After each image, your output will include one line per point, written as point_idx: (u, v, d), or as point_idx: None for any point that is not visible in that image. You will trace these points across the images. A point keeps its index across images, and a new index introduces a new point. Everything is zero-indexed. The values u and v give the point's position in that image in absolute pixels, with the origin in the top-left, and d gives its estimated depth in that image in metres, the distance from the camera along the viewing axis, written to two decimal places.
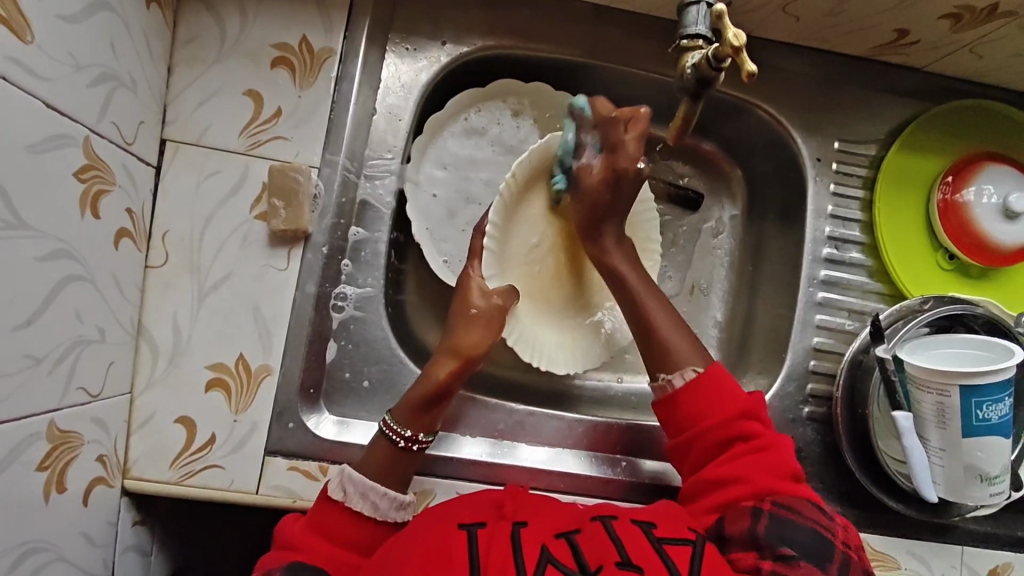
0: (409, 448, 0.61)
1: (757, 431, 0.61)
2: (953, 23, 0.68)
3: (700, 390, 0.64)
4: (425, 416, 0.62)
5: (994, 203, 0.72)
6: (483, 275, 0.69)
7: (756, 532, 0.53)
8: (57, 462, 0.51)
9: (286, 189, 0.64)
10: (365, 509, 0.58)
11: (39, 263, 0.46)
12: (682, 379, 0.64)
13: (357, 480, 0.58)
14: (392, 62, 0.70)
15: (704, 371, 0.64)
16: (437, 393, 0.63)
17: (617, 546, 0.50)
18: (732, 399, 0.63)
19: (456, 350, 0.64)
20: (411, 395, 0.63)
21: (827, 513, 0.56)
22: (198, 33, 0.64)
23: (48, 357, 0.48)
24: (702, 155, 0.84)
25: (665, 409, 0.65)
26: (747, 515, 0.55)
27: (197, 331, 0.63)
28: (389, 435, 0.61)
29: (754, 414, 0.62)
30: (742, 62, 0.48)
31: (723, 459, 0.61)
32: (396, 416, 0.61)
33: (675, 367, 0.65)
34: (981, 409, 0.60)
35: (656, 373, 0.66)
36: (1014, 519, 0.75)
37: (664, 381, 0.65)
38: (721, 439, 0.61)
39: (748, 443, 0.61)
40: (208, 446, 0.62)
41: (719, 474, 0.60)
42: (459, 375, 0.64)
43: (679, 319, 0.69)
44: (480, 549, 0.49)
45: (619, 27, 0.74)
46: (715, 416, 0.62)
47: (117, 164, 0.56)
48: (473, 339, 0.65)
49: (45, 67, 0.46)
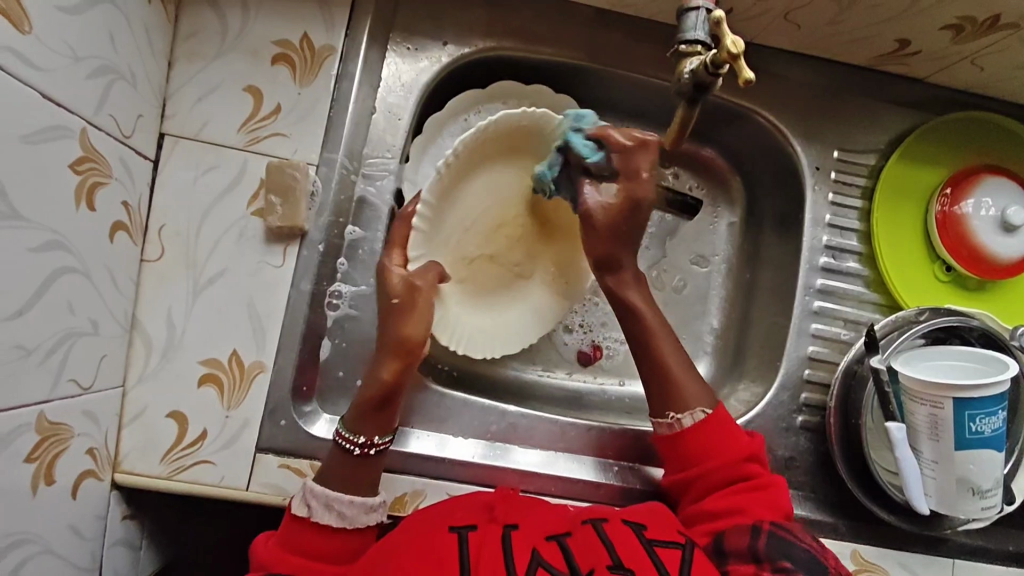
0: (364, 454, 0.59)
1: (757, 472, 0.62)
2: (954, 34, 0.68)
3: (707, 433, 0.63)
4: (374, 421, 0.60)
5: (992, 216, 0.72)
6: (410, 257, 0.65)
7: (756, 548, 0.53)
8: (46, 454, 0.50)
9: (284, 186, 0.64)
10: (332, 521, 0.57)
11: (33, 253, 0.46)
12: (692, 419, 0.63)
13: (319, 493, 0.57)
14: (393, 61, 0.70)
15: (712, 414, 0.63)
16: (382, 398, 0.60)
17: (608, 548, 0.51)
18: (736, 443, 0.63)
19: (397, 346, 0.60)
20: (357, 400, 0.60)
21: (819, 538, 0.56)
22: (199, 28, 0.64)
23: (39, 348, 0.48)
24: (701, 162, 0.83)
25: (669, 447, 0.65)
26: (745, 530, 0.55)
27: (191, 326, 0.63)
28: (343, 444, 0.59)
29: (756, 456, 0.63)
30: (740, 69, 0.48)
31: (725, 492, 0.61)
32: (345, 423, 0.60)
33: (684, 408, 0.64)
34: (975, 422, 0.60)
35: (664, 412, 0.64)
36: (1007, 533, 0.75)
37: (673, 420, 0.64)
38: (724, 477, 0.61)
39: (747, 482, 0.61)
40: (199, 442, 0.62)
41: (718, 505, 0.60)
42: (406, 372, 0.60)
43: (690, 363, 0.67)
44: (471, 554, 0.49)
45: (621, 32, 0.74)
46: (717, 459, 0.62)
47: (114, 156, 0.56)
48: (414, 328, 0.61)
49: (42, 59, 0.46)
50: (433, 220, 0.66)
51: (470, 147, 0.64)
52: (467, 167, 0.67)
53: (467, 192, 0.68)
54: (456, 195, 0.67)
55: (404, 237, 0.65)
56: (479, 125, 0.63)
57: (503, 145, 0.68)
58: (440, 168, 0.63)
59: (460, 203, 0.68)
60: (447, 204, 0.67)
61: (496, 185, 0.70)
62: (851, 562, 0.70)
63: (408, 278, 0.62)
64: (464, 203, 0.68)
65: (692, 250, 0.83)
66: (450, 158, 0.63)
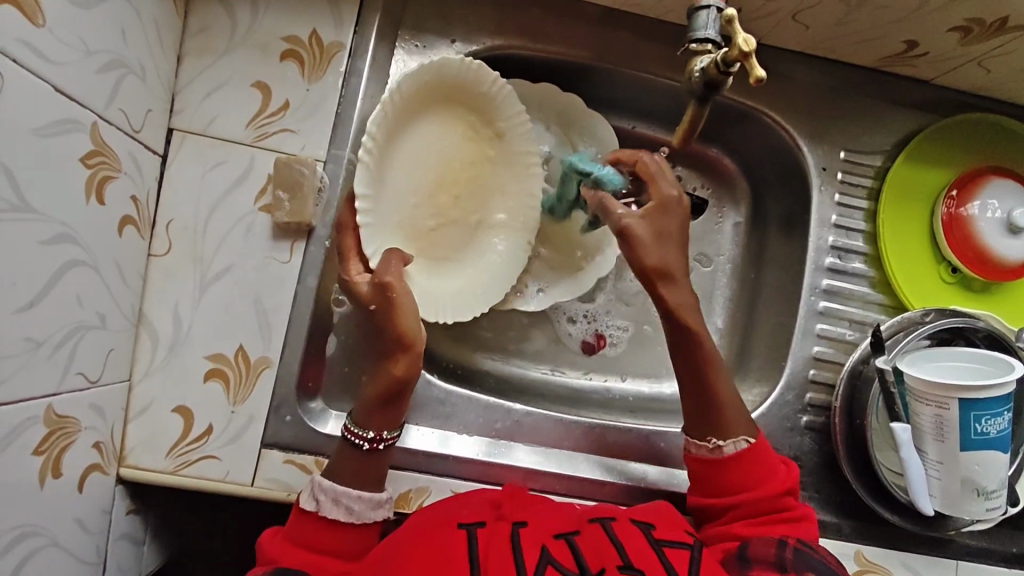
0: (375, 448, 0.59)
1: (792, 505, 0.61)
2: (963, 36, 0.68)
3: (748, 463, 0.62)
4: (383, 412, 0.59)
5: (998, 218, 0.72)
6: (369, 254, 0.64)
7: (784, 559, 0.54)
8: (53, 447, 0.51)
9: (291, 181, 0.64)
10: (340, 515, 0.57)
11: (43, 246, 0.47)
12: (734, 446, 0.62)
13: (330, 487, 0.57)
14: (402, 57, 0.71)
15: (755, 445, 0.62)
16: (389, 393, 0.58)
17: (619, 550, 0.50)
18: (776, 474, 0.62)
19: (396, 342, 0.58)
20: (366, 394, 0.59)
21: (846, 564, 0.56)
22: (209, 23, 0.64)
23: (48, 341, 0.48)
24: (707, 162, 0.83)
25: (707, 474, 0.64)
26: (772, 543, 0.55)
27: (198, 321, 0.63)
28: (351, 439, 0.59)
29: (793, 491, 0.62)
30: (751, 67, 0.48)
31: (755, 521, 0.60)
32: (355, 418, 0.59)
33: (728, 436, 0.63)
34: (980, 422, 0.60)
35: (707, 438, 0.63)
36: (1010, 534, 0.75)
37: (715, 446, 0.63)
38: (758, 507, 0.60)
39: (781, 513, 0.60)
40: (204, 437, 0.62)
41: (748, 531, 0.59)
42: (416, 366, 0.59)
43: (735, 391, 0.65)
44: (480, 551, 0.49)
45: (628, 31, 0.74)
46: (756, 489, 0.61)
47: (124, 151, 0.56)
48: (409, 320, 0.58)
49: (55, 52, 0.46)
50: (376, 204, 0.64)
51: (383, 125, 0.62)
52: (392, 150, 0.65)
53: (405, 177, 0.67)
54: (388, 169, 0.65)
55: (355, 244, 0.63)
56: (383, 103, 0.61)
57: (419, 105, 0.65)
58: (365, 157, 0.61)
59: (399, 189, 0.66)
60: (385, 191, 0.65)
61: (427, 146, 0.68)
62: (855, 562, 0.70)
63: (374, 279, 0.60)
64: (403, 168, 0.67)
65: (697, 250, 0.83)
66: (370, 142, 0.61)
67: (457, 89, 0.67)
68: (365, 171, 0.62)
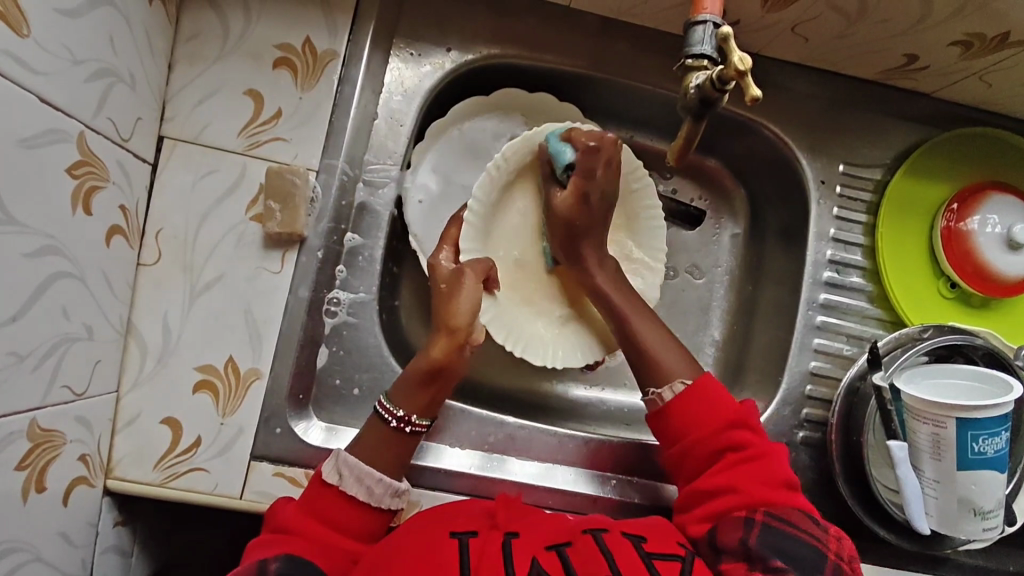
0: (401, 429, 0.59)
1: (748, 441, 0.60)
2: (964, 50, 0.67)
3: (690, 405, 0.61)
4: (418, 397, 0.60)
5: (998, 233, 0.71)
6: (463, 248, 0.67)
7: (749, 545, 0.53)
8: (38, 461, 0.50)
9: (283, 191, 0.63)
10: (360, 494, 0.57)
11: (28, 259, 0.46)
12: (671, 393, 0.62)
13: (353, 464, 0.57)
14: (396, 66, 0.70)
15: (694, 384, 0.62)
16: (429, 373, 0.60)
17: (608, 559, 0.49)
18: (720, 409, 0.61)
19: (445, 326, 0.61)
20: (407, 371, 0.60)
21: (819, 523, 0.56)
22: (201, 30, 0.63)
23: (33, 354, 0.47)
24: (706, 173, 0.83)
25: (657, 423, 0.64)
26: (738, 523, 0.55)
27: (187, 331, 0.62)
28: (383, 414, 0.59)
29: (745, 422, 0.61)
30: (746, 86, 0.47)
31: (716, 468, 0.59)
32: (391, 396, 0.60)
33: (664, 381, 0.63)
34: (978, 442, 0.59)
35: (646, 387, 0.64)
36: (1007, 552, 0.74)
37: (655, 395, 0.63)
38: (714, 451, 0.60)
39: (738, 454, 0.59)
40: (193, 449, 0.61)
41: (714, 483, 0.59)
42: (456, 350, 0.61)
43: (666, 329, 0.67)
44: (473, 559, 0.48)
45: (626, 41, 0.73)
46: (702, 428, 0.61)
47: (112, 160, 0.55)
48: (461, 310, 0.61)
49: (39, 61, 0.45)
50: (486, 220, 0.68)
51: (518, 153, 0.67)
52: (520, 181, 0.70)
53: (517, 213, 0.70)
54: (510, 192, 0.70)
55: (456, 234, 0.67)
56: (528, 132, 0.67)
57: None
58: (491, 169, 0.67)
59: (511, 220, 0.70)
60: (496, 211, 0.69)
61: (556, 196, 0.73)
62: None
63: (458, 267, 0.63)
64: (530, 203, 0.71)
65: (694, 261, 0.82)
66: (502, 157, 0.67)
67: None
68: (486, 180, 0.67)
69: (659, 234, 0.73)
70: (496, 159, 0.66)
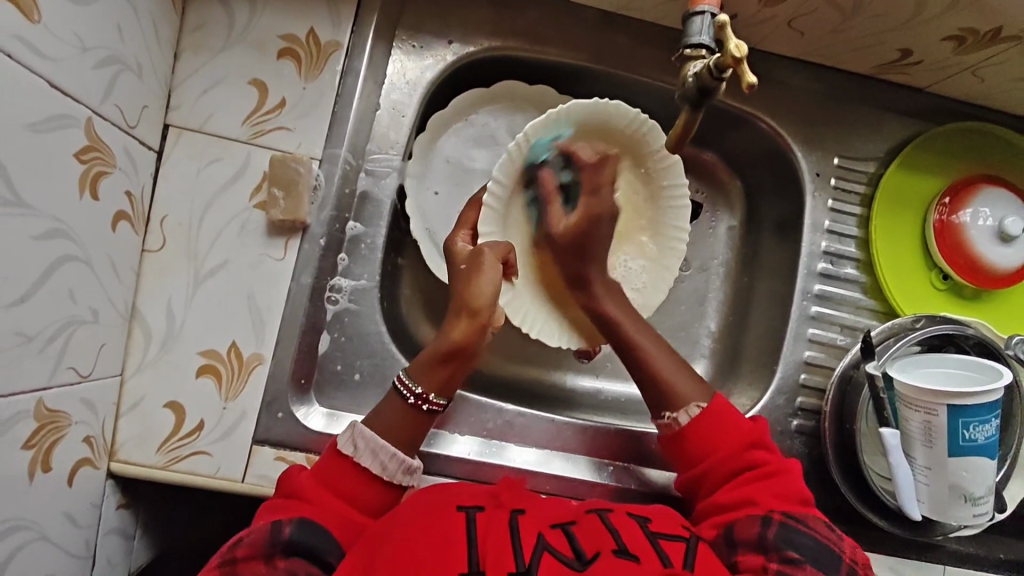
0: (419, 406, 0.60)
1: (764, 459, 0.61)
2: (957, 45, 0.68)
3: (708, 425, 0.62)
4: (437, 375, 0.60)
5: (989, 226, 0.72)
6: (482, 231, 0.67)
7: (765, 536, 0.55)
8: (43, 441, 0.51)
9: (287, 179, 0.64)
10: (373, 467, 0.57)
11: (36, 241, 0.47)
12: (687, 415, 0.63)
13: (369, 437, 0.58)
14: (398, 58, 0.71)
15: (707, 408, 0.63)
16: (449, 352, 0.60)
17: (614, 536, 0.50)
18: (739, 431, 0.62)
19: (467, 308, 0.60)
20: (425, 352, 0.60)
21: (834, 529, 0.57)
22: (207, 21, 0.64)
23: (39, 336, 0.48)
24: (702, 166, 0.84)
25: (672, 447, 0.64)
26: (755, 520, 0.56)
27: (190, 316, 0.63)
28: (401, 389, 0.60)
29: (760, 442, 0.62)
30: (743, 73, 0.48)
31: (734, 484, 0.60)
32: (409, 371, 0.60)
33: (678, 406, 0.63)
34: (969, 429, 0.60)
35: (661, 413, 0.64)
36: (997, 540, 0.75)
37: (670, 420, 0.63)
38: (731, 472, 0.60)
39: (754, 470, 0.60)
40: (196, 432, 0.62)
41: (731, 497, 0.59)
42: (476, 331, 0.60)
43: (661, 340, 0.67)
44: (479, 534, 0.49)
45: (625, 34, 0.75)
46: (721, 448, 0.61)
47: (119, 146, 0.56)
48: (482, 293, 0.60)
49: (50, 48, 0.46)
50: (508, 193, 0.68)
51: (541, 134, 0.66)
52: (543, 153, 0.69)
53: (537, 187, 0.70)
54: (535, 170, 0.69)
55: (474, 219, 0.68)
56: (552, 112, 0.65)
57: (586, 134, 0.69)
58: (513, 150, 0.66)
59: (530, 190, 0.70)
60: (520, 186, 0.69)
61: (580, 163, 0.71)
62: None
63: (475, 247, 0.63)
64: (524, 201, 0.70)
65: (691, 254, 0.83)
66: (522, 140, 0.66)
67: (628, 138, 0.70)
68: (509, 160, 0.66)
69: (681, 210, 0.72)
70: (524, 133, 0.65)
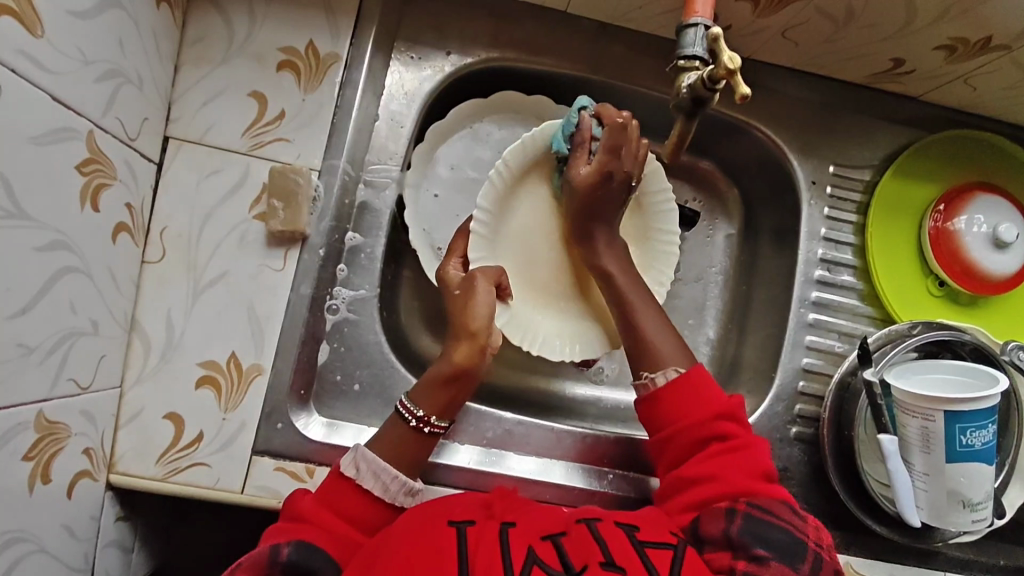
0: (421, 429, 0.60)
1: (732, 432, 0.61)
2: (948, 54, 0.69)
3: (677, 395, 0.63)
4: (438, 397, 0.61)
5: (984, 232, 0.73)
6: (471, 258, 0.68)
7: (731, 533, 0.53)
8: (43, 453, 0.51)
9: (286, 190, 0.65)
10: (376, 489, 0.58)
11: (37, 253, 0.47)
12: (664, 378, 0.64)
13: (371, 459, 0.58)
14: (397, 69, 0.72)
15: (687, 374, 0.64)
16: (452, 375, 0.61)
17: (602, 547, 0.50)
18: (707, 402, 0.62)
19: (466, 331, 0.62)
20: (427, 376, 0.62)
21: (799, 513, 0.57)
22: (207, 34, 0.65)
23: (40, 347, 0.48)
24: (700, 174, 0.84)
25: (646, 410, 0.65)
26: (721, 515, 0.55)
27: (190, 327, 0.63)
28: (403, 414, 0.61)
29: (730, 415, 0.62)
30: (736, 84, 0.49)
31: (701, 457, 0.61)
32: (410, 396, 0.62)
33: (657, 366, 0.64)
34: (965, 435, 0.60)
35: (639, 373, 0.65)
36: (996, 546, 0.75)
37: (647, 380, 0.64)
38: (698, 440, 0.61)
39: (724, 443, 0.61)
40: (195, 443, 0.62)
41: (696, 472, 0.60)
42: (478, 355, 0.62)
43: (656, 304, 0.68)
44: (468, 547, 0.49)
45: (621, 45, 0.75)
46: (691, 418, 0.62)
47: (120, 159, 0.57)
48: (478, 314, 0.62)
49: (53, 61, 0.47)
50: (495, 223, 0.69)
51: (519, 157, 0.68)
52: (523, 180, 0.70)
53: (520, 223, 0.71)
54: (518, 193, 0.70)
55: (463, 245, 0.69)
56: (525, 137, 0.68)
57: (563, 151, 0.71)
58: (493, 177, 0.68)
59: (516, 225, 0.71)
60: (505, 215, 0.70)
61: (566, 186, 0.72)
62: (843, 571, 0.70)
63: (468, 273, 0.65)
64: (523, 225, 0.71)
65: (689, 262, 0.83)
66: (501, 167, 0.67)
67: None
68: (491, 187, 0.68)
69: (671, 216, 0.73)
70: (499, 163, 0.67)
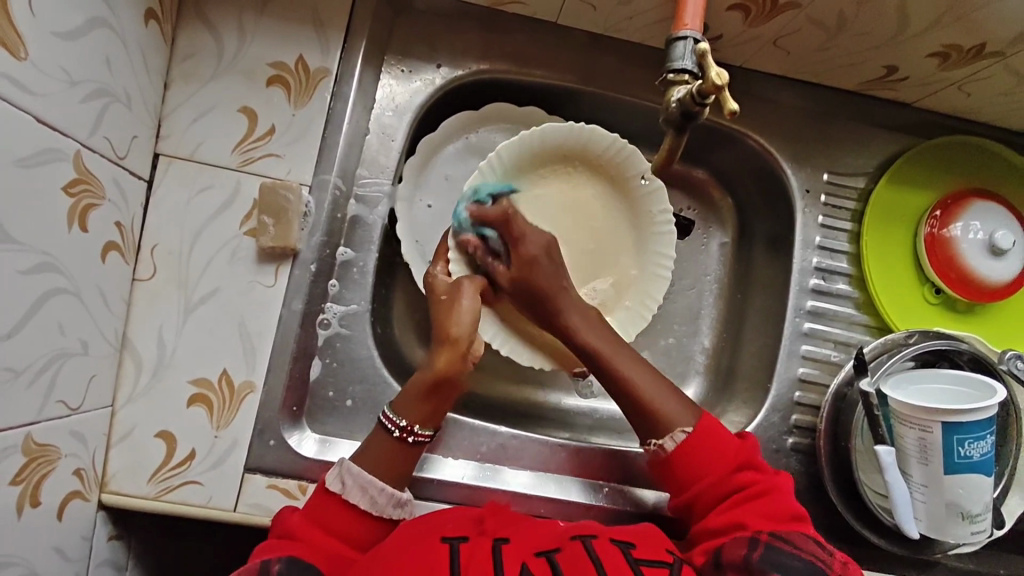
0: (403, 439, 0.60)
1: (752, 480, 0.60)
2: (941, 62, 0.69)
3: (693, 452, 0.61)
4: (418, 407, 0.61)
5: (980, 239, 0.72)
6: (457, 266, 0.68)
7: (750, 559, 0.52)
8: (33, 475, 0.50)
9: (276, 207, 0.64)
10: (364, 503, 0.57)
11: (23, 276, 0.47)
12: (673, 442, 0.62)
13: (357, 474, 0.58)
14: (388, 82, 0.72)
15: (697, 429, 0.62)
16: (431, 385, 0.60)
17: (595, 562, 0.49)
18: (729, 451, 0.62)
19: (446, 337, 0.61)
20: (409, 385, 0.61)
21: (825, 547, 0.55)
22: (196, 49, 0.65)
23: (28, 369, 0.48)
24: (693, 183, 0.84)
25: (659, 470, 0.64)
26: (743, 543, 0.54)
27: (182, 344, 0.63)
28: (385, 424, 0.60)
29: (749, 463, 0.61)
30: (723, 100, 0.49)
31: (724, 507, 0.60)
32: (392, 405, 0.61)
33: (665, 431, 0.62)
34: (963, 446, 0.60)
35: (647, 440, 0.64)
36: (996, 555, 0.75)
37: (656, 446, 0.63)
38: (721, 494, 0.60)
39: (745, 492, 0.60)
40: (187, 462, 0.62)
41: (721, 522, 0.59)
42: (457, 363, 0.61)
43: (659, 376, 0.65)
44: (461, 563, 0.48)
45: (612, 55, 0.75)
46: (713, 471, 0.61)
47: (108, 177, 0.56)
48: (460, 322, 0.62)
49: (39, 84, 0.46)
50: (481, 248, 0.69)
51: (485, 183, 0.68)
52: None
53: None
54: None
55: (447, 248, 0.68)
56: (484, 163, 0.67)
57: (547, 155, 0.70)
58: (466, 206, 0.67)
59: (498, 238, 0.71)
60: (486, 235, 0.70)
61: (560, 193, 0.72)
62: None
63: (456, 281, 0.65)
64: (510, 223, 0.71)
65: (684, 271, 0.83)
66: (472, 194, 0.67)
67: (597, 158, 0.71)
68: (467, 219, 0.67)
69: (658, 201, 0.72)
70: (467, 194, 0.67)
